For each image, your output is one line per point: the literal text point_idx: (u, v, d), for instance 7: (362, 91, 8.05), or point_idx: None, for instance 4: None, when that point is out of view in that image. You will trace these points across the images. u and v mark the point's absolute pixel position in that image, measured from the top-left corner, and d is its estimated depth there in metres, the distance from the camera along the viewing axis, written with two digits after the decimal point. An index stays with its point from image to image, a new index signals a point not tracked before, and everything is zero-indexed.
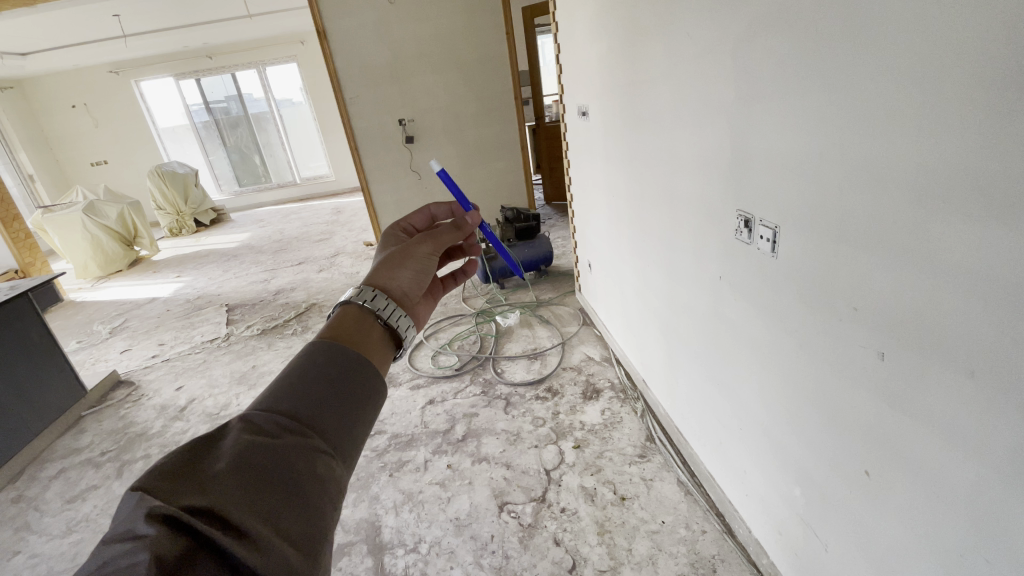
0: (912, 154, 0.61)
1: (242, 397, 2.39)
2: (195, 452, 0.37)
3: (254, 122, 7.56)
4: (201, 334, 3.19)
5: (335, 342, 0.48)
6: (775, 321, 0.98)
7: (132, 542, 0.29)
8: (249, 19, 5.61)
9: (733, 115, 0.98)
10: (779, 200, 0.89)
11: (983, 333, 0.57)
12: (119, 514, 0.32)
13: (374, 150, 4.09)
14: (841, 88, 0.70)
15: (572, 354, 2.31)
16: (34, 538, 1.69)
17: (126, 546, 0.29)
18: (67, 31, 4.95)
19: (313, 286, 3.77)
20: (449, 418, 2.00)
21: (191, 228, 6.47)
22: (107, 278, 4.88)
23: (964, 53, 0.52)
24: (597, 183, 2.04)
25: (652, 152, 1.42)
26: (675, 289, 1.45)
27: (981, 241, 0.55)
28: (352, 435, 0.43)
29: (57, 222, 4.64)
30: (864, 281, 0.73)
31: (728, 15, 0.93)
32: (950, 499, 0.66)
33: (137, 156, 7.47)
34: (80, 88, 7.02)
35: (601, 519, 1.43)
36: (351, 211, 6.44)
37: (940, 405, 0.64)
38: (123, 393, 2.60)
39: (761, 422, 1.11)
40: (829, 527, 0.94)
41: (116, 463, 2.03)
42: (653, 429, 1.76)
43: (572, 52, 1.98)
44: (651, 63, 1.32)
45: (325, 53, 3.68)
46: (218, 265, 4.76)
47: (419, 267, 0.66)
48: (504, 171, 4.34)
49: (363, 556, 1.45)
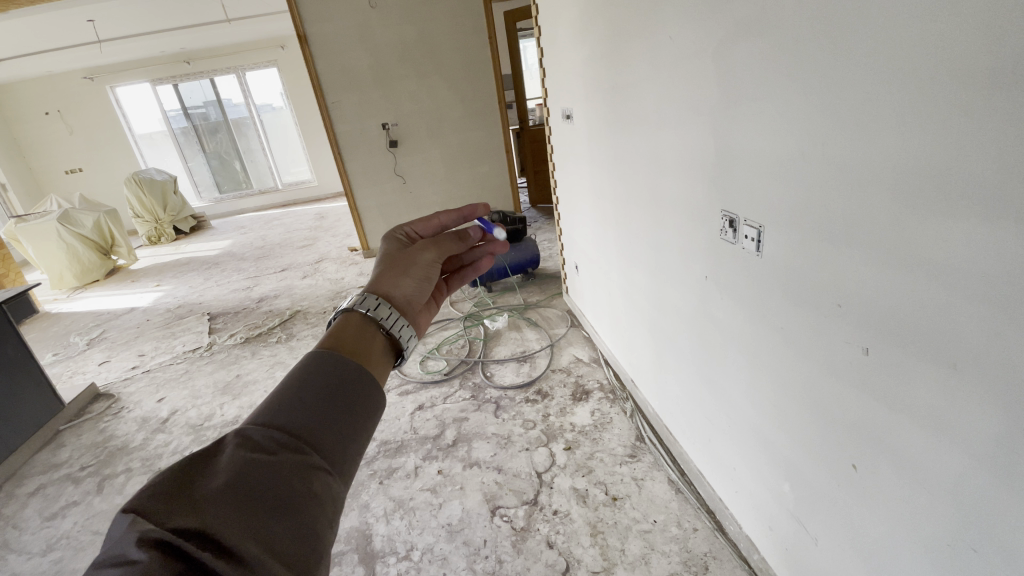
0: (893, 153, 0.62)
1: (227, 406, 2.35)
2: (190, 469, 0.36)
3: (234, 127, 7.44)
4: (183, 343, 3.13)
5: (333, 352, 0.48)
6: (760, 318, 0.99)
7: (123, 566, 0.28)
8: (228, 23, 5.54)
9: (714, 118, 1.00)
10: (761, 201, 0.91)
11: (964, 330, 0.58)
12: (111, 534, 0.31)
13: (357, 155, 4.05)
14: (821, 91, 0.72)
15: (561, 355, 2.32)
16: (13, 557, 1.64)
17: (118, 571, 0.28)
18: (39, 37, 4.82)
19: (296, 292, 3.73)
20: (438, 423, 1.98)
21: (169, 236, 6.34)
22: (83, 288, 4.77)
23: (939, 59, 0.54)
24: (583, 186, 2.04)
25: (635, 153, 1.43)
26: (664, 289, 1.44)
27: (962, 239, 0.56)
28: (348, 450, 0.42)
29: (30, 232, 4.53)
30: (848, 277, 0.74)
31: (708, 21, 0.95)
32: (935, 490, 0.68)
33: (113, 163, 7.33)
34: (54, 95, 6.90)
35: (593, 520, 1.44)
36: (334, 216, 6.40)
37: (925, 397, 0.66)
38: (102, 406, 2.53)
39: (750, 419, 1.12)
40: (818, 521, 0.96)
41: (97, 477, 1.98)
42: (642, 428, 1.77)
43: (555, 55, 1.97)
44: (634, 67, 1.32)
45: (306, 58, 3.64)
46: (198, 273, 4.68)
47: (421, 276, 0.67)
48: (489, 175, 4.34)
49: (353, 565, 1.43)
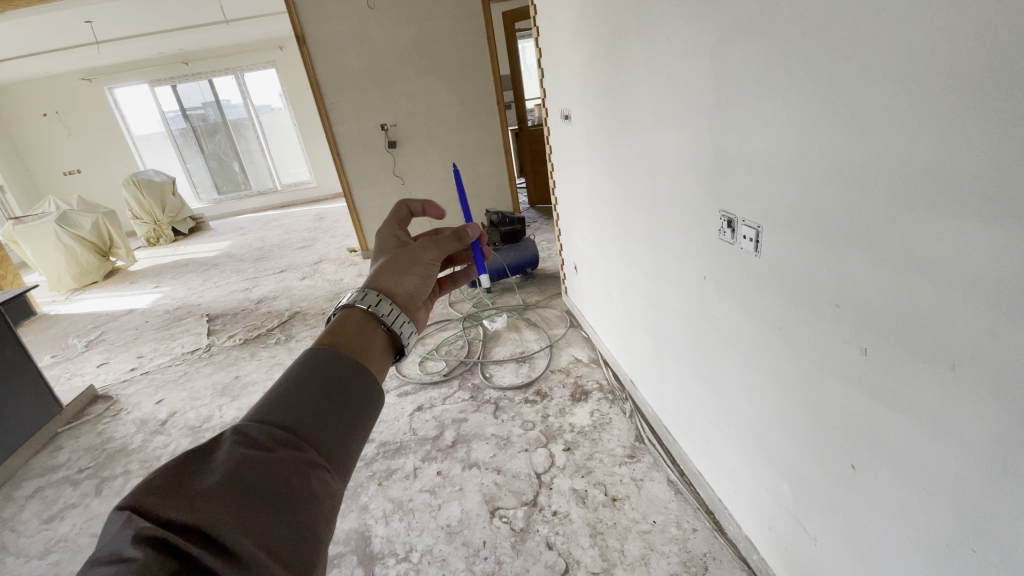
0: (890, 153, 0.62)
1: (226, 408, 2.35)
2: (187, 465, 0.36)
3: (232, 128, 7.44)
4: (182, 345, 3.13)
5: (332, 348, 0.47)
6: (758, 318, 0.99)
7: (118, 565, 0.28)
8: (227, 24, 5.54)
9: (712, 119, 1.00)
10: (759, 202, 0.91)
11: (963, 329, 0.58)
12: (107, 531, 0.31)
13: (356, 156, 4.05)
14: (818, 92, 0.72)
15: (560, 356, 2.32)
16: (11, 560, 1.63)
17: (114, 568, 0.28)
18: (36, 38, 4.82)
19: (295, 293, 3.73)
20: (438, 424, 1.98)
21: (168, 237, 6.34)
22: (82, 289, 4.76)
23: (937, 58, 0.54)
24: (581, 186, 2.04)
25: (633, 153, 1.43)
26: (663, 289, 1.43)
27: (960, 238, 0.56)
28: (346, 448, 0.42)
29: (28, 234, 4.53)
30: (846, 277, 0.74)
31: (705, 21, 0.95)
32: (933, 490, 0.68)
33: (112, 164, 7.33)
34: (52, 97, 6.89)
35: (592, 521, 1.44)
36: (333, 217, 6.40)
37: (922, 396, 0.66)
38: (101, 408, 2.53)
39: (749, 419, 1.12)
40: (818, 522, 0.96)
41: (96, 480, 1.98)
42: (642, 429, 1.77)
43: (553, 55, 1.97)
44: (632, 68, 1.32)
45: (304, 60, 3.64)
46: (197, 275, 4.67)
47: (423, 273, 0.67)
48: (488, 175, 4.34)
49: (353, 567, 1.43)
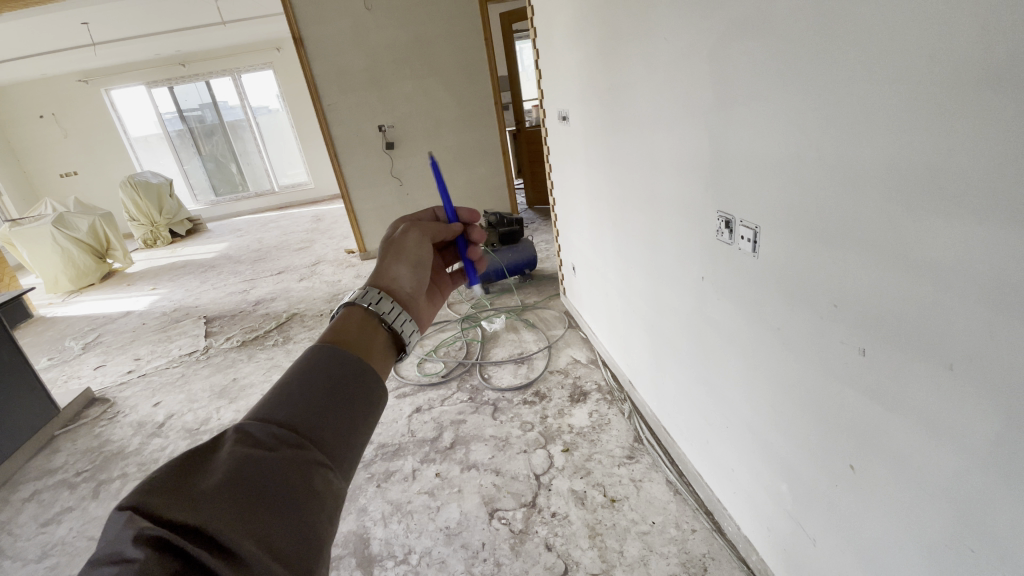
0: (889, 153, 0.62)
1: (223, 411, 2.34)
2: (189, 464, 0.36)
3: (230, 130, 7.44)
4: (179, 347, 3.12)
5: (335, 346, 0.47)
6: (756, 319, 0.99)
7: (119, 566, 0.28)
8: (224, 26, 5.54)
9: (710, 119, 1.00)
10: (757, 202, 0.91)
11: (962, 330, 0.58)
12: (107, 531, 0.30)
13: (354, 157, 4.05)
14: (817, 92, 0.71)
15: (559, 357, 2.32)
16: (7, 564, 1.63)
17: (114, 570, 0.28)
18: (33, 40, 4.81)
19: (293, 295, 3.72)
20: (436, 426, 1.98)
21: (166, 239, 6.33)
22: (78, 291, 4.74)
23: (936, 56, 0.54)
24: (579, 187, 2.04)
25: (631, 154, 1.43)
26: (661, 290, 1.43)
27: (959, 239, 0.56)
28: (348, 447, 0.42)
29: (24, 236, 4.51)
30: (845, 278, 0.74)
31: (703, 22, 0.95)
32: (932, 490, 0.68)
33: (108, 166, 7.30)
34: (49, 98, 6.87)
35: (592, 521, 1.43)
36: (331, 219, 6.40)
37: (921, 397, 0.66)
38: (98, 411, 2.52)
39: (748, 420, 1.12)
40: (816, 522, 0.96)
41: (93, 483, 1.97)
42: (641, 429, 1.77)
43: (551, 56, 1.97)
44: (629, 68, 1.32)
45: (301, 60, 3.64)
46: (195, 276, 4.66)
47: (413, 263, 0.66)
48: (486, 176, 4.34)
49: (351, 570, 1.42)
